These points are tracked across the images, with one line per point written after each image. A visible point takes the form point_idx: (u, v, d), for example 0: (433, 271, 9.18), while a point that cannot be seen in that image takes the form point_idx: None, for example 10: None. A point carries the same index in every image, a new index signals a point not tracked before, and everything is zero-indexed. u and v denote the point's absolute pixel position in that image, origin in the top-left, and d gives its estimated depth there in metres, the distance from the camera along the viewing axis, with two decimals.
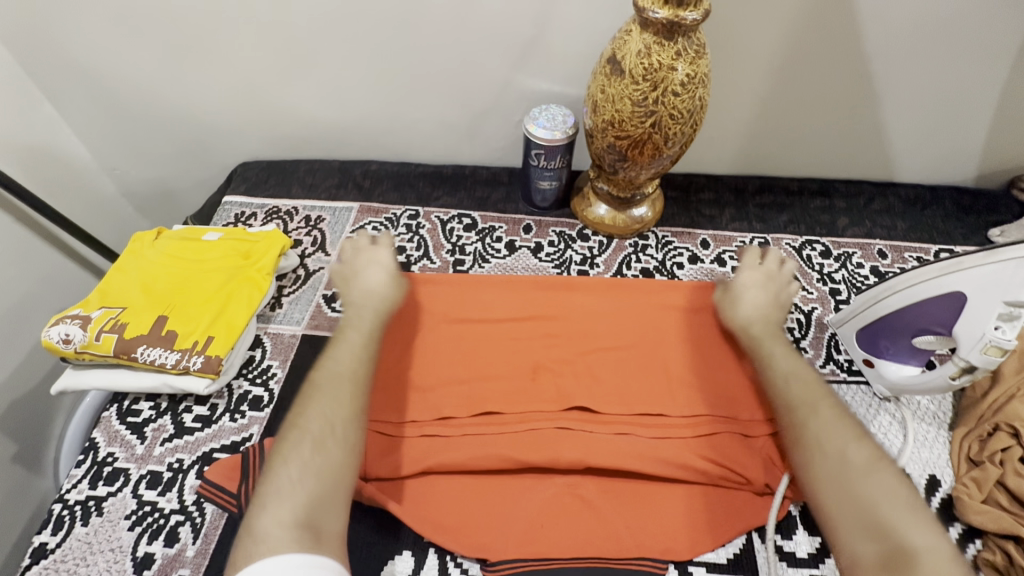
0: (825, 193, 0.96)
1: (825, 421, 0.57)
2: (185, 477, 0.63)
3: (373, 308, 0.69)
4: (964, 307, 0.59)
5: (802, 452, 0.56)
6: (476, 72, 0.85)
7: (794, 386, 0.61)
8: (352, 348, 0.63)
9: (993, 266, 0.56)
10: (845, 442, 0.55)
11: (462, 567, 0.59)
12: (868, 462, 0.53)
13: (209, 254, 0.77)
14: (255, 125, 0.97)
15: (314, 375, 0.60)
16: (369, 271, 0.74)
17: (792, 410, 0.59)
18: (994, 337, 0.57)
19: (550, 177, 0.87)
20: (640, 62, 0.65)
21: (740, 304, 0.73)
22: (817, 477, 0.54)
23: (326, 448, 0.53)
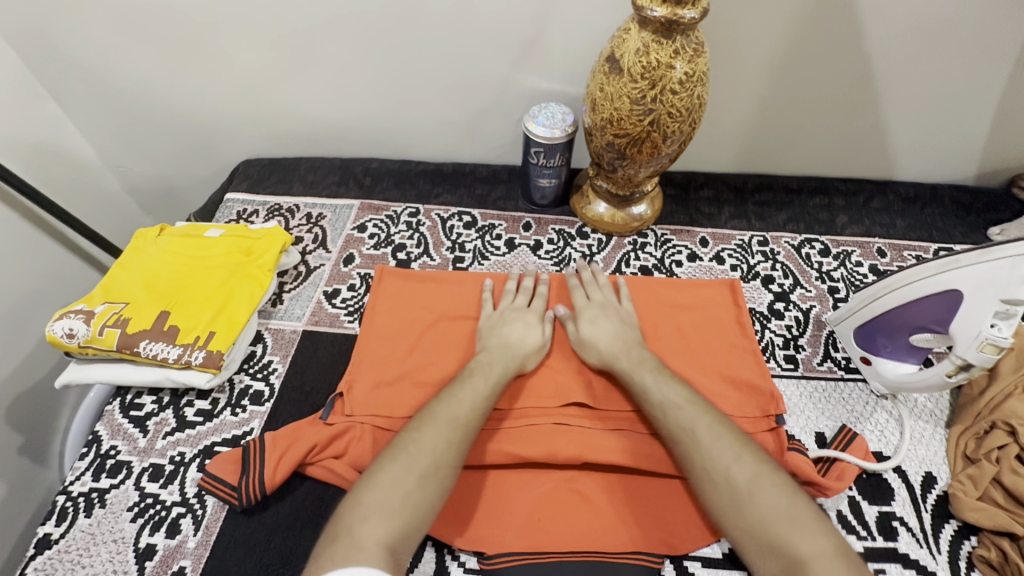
0: (824, 192, 0.97)
1: (709, 441, 0.57)
2: (187, 470, 0.64)
3: (505, 366, 0.66)
4: (959, 306, 0.60)
5: (697, 483, 0.56)
6: (477, 70, 0.86)
7: (672, 410, 0.61)
8: (475, 396, 0.62)
9: (989, 263, 0.56)
10: (727, 463, 0.55)
11: (460, 561, 0.60)
12: (752, 480, 0.53)
13: (210, 251, 0.78)
14: (257, 123, 0.97)
15: (437, 409, 0.60)
16: (517, 324, 0.71)
17: (676, 440, 0.59)
18: (989, 335, 0.57)
19: (550, 175, 0.87)
20: (638, 60, 0.66)
21: (595, 339, 0.70)
22: (716, 507, 0.54)
23: (427, 486, 0.54)
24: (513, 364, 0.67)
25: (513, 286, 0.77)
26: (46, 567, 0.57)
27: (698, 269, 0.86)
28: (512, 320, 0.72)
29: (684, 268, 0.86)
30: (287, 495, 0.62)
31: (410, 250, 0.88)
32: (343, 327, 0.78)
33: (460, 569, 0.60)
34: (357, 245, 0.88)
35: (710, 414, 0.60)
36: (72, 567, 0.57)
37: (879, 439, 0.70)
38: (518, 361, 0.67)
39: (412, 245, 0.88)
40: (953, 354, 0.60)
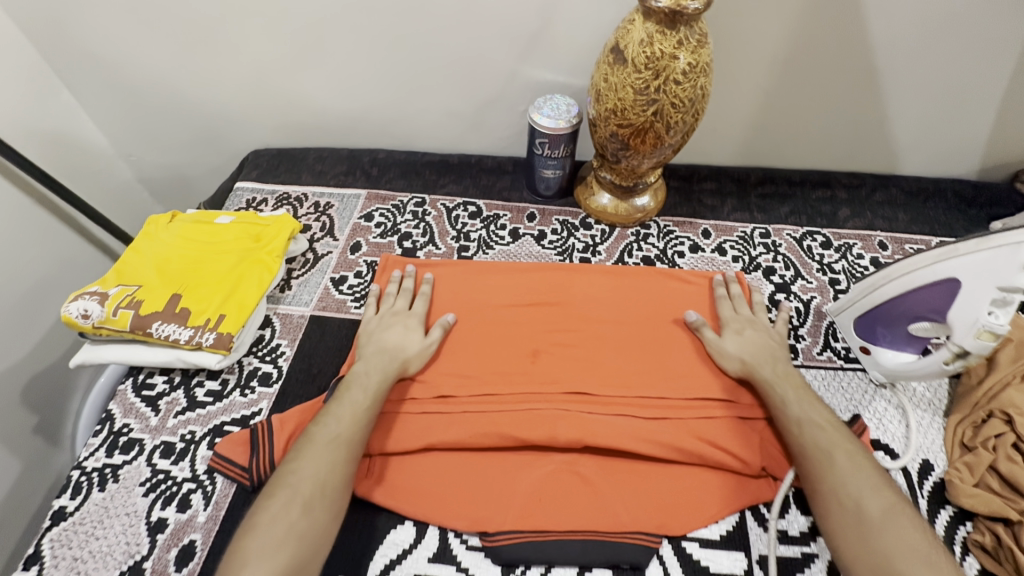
0: (827, 185, 0.97)
1: (845, 468, 0.57)
2: (197, 448, 0.66)
3: (383, 373, 0.67)
4: (957, 294, 0.60)
5: (823, 502, 0.56)
6: (482, 62, 0.87)
7: (809, 429, 0.61)
8: (355, 408, 0.63)
9: (987, 252, 0.57)
10: (863, 493, 0.55)
11: (462, 538, 0.61)
12: (887, 514, 0.53)
13: (221, 237, 0.79)
14: (267, 113, 0.99)
15: (314, 432, 0.60)
16: (397, 328, 0.72)
17: (808, 457, 0.59)
18: (986, 322, 0.58)
19: (554, 166, 0.89)
20: (642, 51, 0.66)
21: (735, 346, 0.71)
22: (837, 529, 0.55)
23: (313, 512, 0.54)
24: (392, 368, 0.68)
25: (392, 290, 0.78)
26: (61, 538, 0.59)
27: (700, 260, 0.87)
28: (390, 325, 0.72)
29: (686, 259, 0.87)
30: None
31: (415, 239, 0.89)
32: (350, 313, 0.79)
33: (462, 546, 0.61)
34: (363, 233, 0.89)
35: (853, 445, 0.59)
36: (87, 539, 0.59)
37: (878, 427, 0.70)
38: (398, 364, 0.68)
39: (418, 234, 0.90)
40: (951, 343, 0.61)
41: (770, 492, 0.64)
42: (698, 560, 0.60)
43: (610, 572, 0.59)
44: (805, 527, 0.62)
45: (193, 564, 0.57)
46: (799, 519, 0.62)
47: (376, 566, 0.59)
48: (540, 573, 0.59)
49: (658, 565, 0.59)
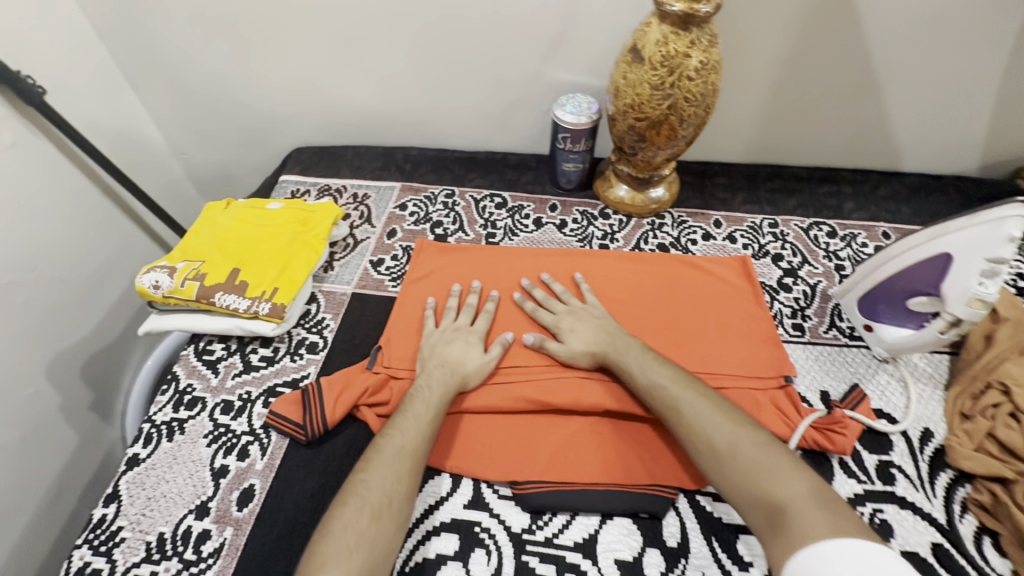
0: (832, 180, 1.03)
1: (692, 411, 0.62)
2: (254, 406, 0.72)
3: (444, 388, 0.68)
4: (951, 267, 0.65)
5: (687, 449, 0.61)
6: (511, 66, 0.95)
7: (656, 391, 0.66)
8: (418, 421, 0.64)
9: (978, 227, 0.62)
10: (710, 430, 0.60)
11: (494, 489, 0.67)
12: (733, 441, 0.59)
13: (272, 220, 0.87)
14: (310, 114, 1.08)
15: (381, 443, 0.61)
16: (458, 343, 0.74)
17: (666, 418, 0.64)
18: (976, 293, 0.63)
19: (575, 160, 0.96)
20: (658, 50, 0.74)
21: (578, 326, 0.75)
22: (707, 470, 0.59)
23: (382, 520, 0.55)
24: (453, 382, 0.69)
25: (454, 305, 0.80)
26: (136, 480, 0.66)
27: (712, 247, 0.93)
28: (452, 340, 0.74)
29: (699, 247, 0.93)
30: (342, 430, 0.70)
31: (446, 227, 0.96)
32: (387, 291, 0.86)
33: (495, 496, 0.66)
34: (398, 221, 0.97)
35: (696, 389, 0.65)
36: (158, 481, 0.66)
37: (881, 398, 0.75)
38: (458, 379, 0.70)
39: (448, 222, 0.97)
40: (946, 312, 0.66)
41: None
42: (711, 512, 0.65)
43: (631, 520, 0.64)
44: None
45: (253, 505, 0.64)
46: None
47: (416, 511, 0.65)
48: (566, 519, 0.64)
49: (675, 516, 0.64)
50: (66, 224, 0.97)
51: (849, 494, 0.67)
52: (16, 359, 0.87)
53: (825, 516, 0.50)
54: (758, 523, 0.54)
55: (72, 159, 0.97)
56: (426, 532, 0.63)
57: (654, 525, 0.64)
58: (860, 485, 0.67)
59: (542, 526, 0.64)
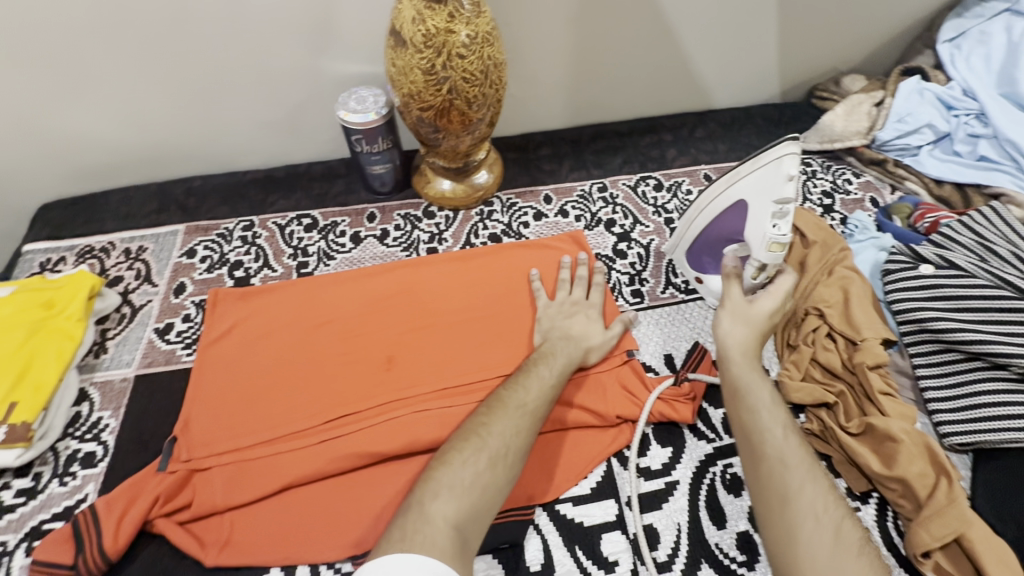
0: (653, 130, 1.02)
1: (822, 487, 0.51)
2: (12, 559, 0.57)
3: (570, 358, 0.66)
4: (748, 209, 0.65)
5: (789, 521, 0.49)
6: (277, 65, 0.81)
7: (789, 441, 0.54)
8: (544, 385, 0.62)
9: (762, 169, 0.62)
10: (840, 517, 0.49)
11: (336, 568, 0.57)
12: (864, 544, 0.47)
13: (2, 312, 0.69)
14: (44, 161, 0.87)
15: (505, 396, 0.60)
16: (578, 318, 0.71)
17: (781, 471, 0.52)
18: (770, 238, 0.64)
19: (381, 160, 0.85)
20: (418, 29, 0.64)
21: (757, 332, 0.62)
22: (801, 557, 0.47)
23: (498, 469, 0.54)
24: (577, 354, 0.67)
25: (565, 276, 0.76)
26: None
27: (545, 226, 0.88)
28: (573, 314, 0.72)
29: (532, 229, 0.88)
30: (136, 555, 0.57)
31: (248, 266, 0.82)
32: (180, 362, 0.72)
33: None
34: (187, 272, 0.81)
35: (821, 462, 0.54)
36: None
37: None
38: (581, 352, 0.68)
39: (250, 260, 0.83)
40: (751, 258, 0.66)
41: (627, 437, 0.67)
42: (572, 518, 0.61)
43: (491, 555, 0.59)
44: (665, 459, 0.66)
45: None
46: (660, 453, 0.66)
47: None
48: None
49: (536, 535, 0.60)
50: None
51: (701, 457, 0.66)
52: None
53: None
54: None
55: None
56: None
57: (516, 553, 0.59)
58: (710, 444, 0.67)
59: None
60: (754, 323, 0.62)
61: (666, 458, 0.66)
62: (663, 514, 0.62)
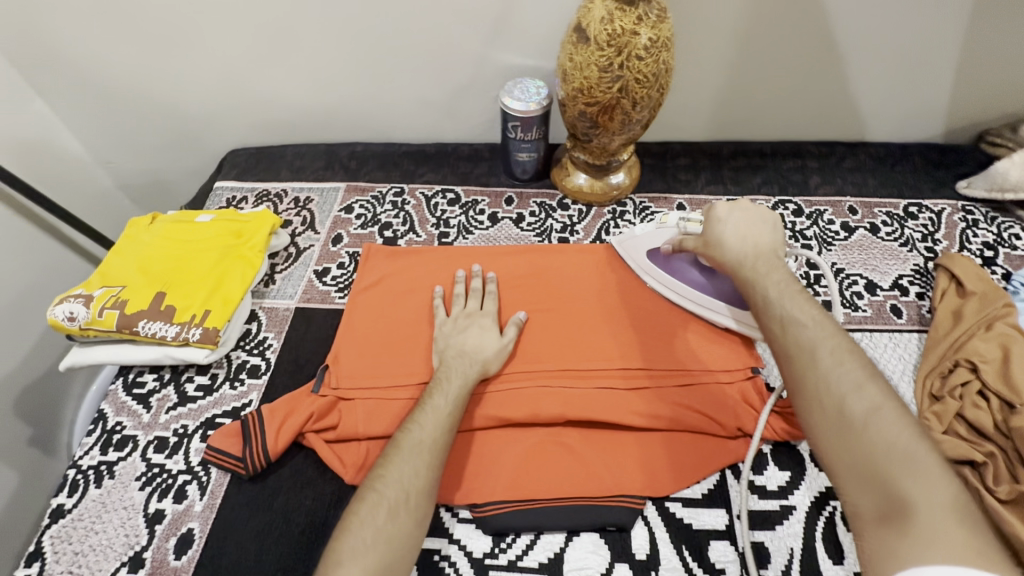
0: (797, 154, 0.99)
1: (830, 363, 0.50)
2: (191, 441, 0.67)
3: (465, 377, 0.65)
4: (656, 248, 0.78)
5: (801, 405, 0.50)
6: (451, 50, 0.88)
7: (792, 328, 0.54)
8: (437, 415, 0.61)
9: (621, 242, 0.83)
10: (845, 391, 0.48)
11: (455, 512, 0.63)
12: (872, 411, 0.46)
13: (203, 234, 0.81)
14: (240, 112, 0.99)
15: (399, 438, 0.59)
16: (472, 330, 0.71)
17: (791, 358, 0.52)
18: (654, 226, 0.80)
19: (529, 149, 0.90)
20: (604, 28, 0.68)
21: (730, 245, 0.66)
22: (817, 432, 0.48)
23: (401, 516, 0.53)
24: (474, 370, 0.66)
25: (462, 291, 0.77)
26: (61, 534, 0.61)
27: None
28: (466, 328, 0.72)
29: None
30: (288, 461, 0.65)
31: (396, 228, 0.90)
32: (334, 303, 0.81)
33: (455, 520, 0.63)
34: (344, 225, 0.90)
35: (842, 340, 0.52)
36: (86, 533, 0.61)
37: None
38: (478, 367, 0.67)
39: (398, 224, 0.91)
40: (675, 237, 0.76)
41: (743, 450, 0.66)
42: (681, 518, 0.62)
43: (598, 535, 0.61)
44: (783, 482, 0.64)
45: (193, 551, 0.59)
46: (777, 475, 0.65)
47: None
48: (530, 540, 0.61)
49: (643, 526, 0.62)
50: None
51: (820, 488, 0.64)
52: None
53: (967, 538, 0.38)
54: (859, 502, 0.43)
55: None
56: None
57: (622, 538, 0.61)
58: None
59: (505, 549, 0.60)
60: (726, 243, 0.67)
61: (783, 481, 0.65)
62: (776, 536, 0.61)
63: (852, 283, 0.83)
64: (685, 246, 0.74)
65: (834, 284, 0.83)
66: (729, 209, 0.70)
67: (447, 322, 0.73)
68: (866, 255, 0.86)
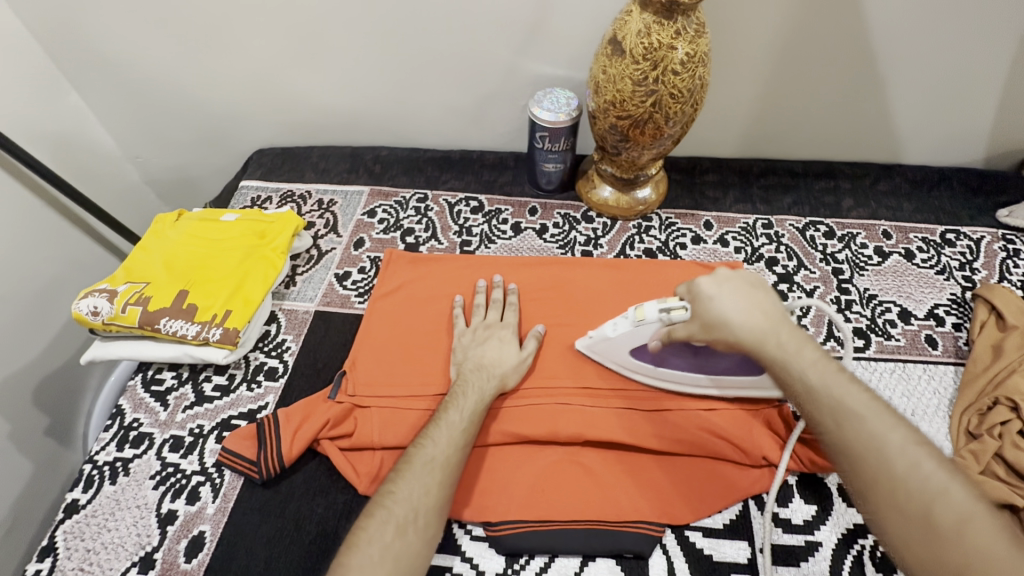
0: (830, 175, 0.97)
1: (901, 464, 0.46)
2: (206, 442, 0.67)
3: (481, 393, 0.64)
4: (638, 346, 0.66)
5: (876, 516, 0.46)
6: (482, 58, 0.87)
7: (846, 422, 0.49)
8: (451, 430, 0.60)
9: (595, 344, 0.69)
10: (927, 498, 0.44)
11: (467, 529, 0.61)
12: (960, 519, 0.42)
13: (227, 233, 0.81)
14: (268, 112, 0.99)
15: (411, 453, 0.58)
16: (491, 342, 0.70)
17: (853, 461, 0.48)
18: (628, 324, 0.65)
19: (555, 159, 0.89)
20: (640, 42, 0.67)
21: (740, 323, 0.57)
22: (903, 548, 0.44)
23: (409, 536, 0.52)
24: (491, 386, 0.65)
25: (482, 301, 0.76)
26: (74, 530, 0.60)
27: (701, 251, 0.87)
28: (485, 339, 0.70)
29: (688, 252, 0.87)
30: (302, 467, 0.65)
31: (418, 235, 0.89)
32: (354, 308, 0.80)
33: (467, 537, 0.61)
34: (366, 230, 0.90)
35: (899, 427, 0.48)
36: (98, 531, 0.60)
37: None
38: (496, 382, 0.66)
39: (421, 230, 0.90)
40: (660, 330, 0.63)
41: (768, 482, 0.64)
42: (701, 548, 0.60)
43: (614, 561, 0.59)
44: (809, 516, 0.62)
45: (203, 555, 0.59)
46: (803, 508, 0.63)
47: None
48: (544, 562, 0.59)
49: (662, 554, 0.60)
50: (5, 242, 0.89)
51: (848, 525, 0.61)
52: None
53: None
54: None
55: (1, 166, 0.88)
56: None
57: (639, 565, 0.59)
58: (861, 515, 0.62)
59: (518, 570, 0.59)
60: (732, 321, 0.57)
61: (809, 515, 0.62)
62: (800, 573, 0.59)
63: (884, 311, 0.80)
64: (675, 337, 0.62)
65: (866, 311, 0.80)
66: (716, 281, 0.60)
67: (468, 333, 0.72)
68: (900, 282, 0.83)
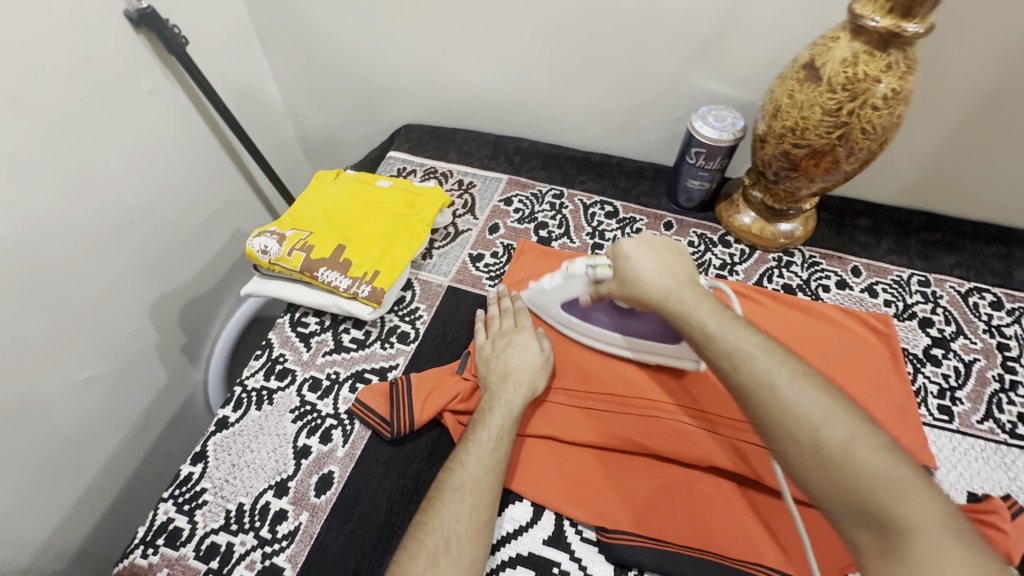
0: (1002, 241, 0.88)
1: (790, 392, 0.45)
2: (341, 389, 0.71)
3: (508, 408, 0.62)
4: (569, 300, 0.72)
5: (773, 445, 0.45)
6: (649, 68, 0.86)
7: (741, 359, 0.49)
8: (481, 454, 0.58)
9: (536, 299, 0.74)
10: (816, 421, 0.43)
11: (580, 531, 0.62)
12: (845, 439, 0.41)
13: (380, 198, 0.85)
14: (425, 91, 1.04)
15: (443, 480, 0.56)
16: (514, 348, 0.69)
17: (747, 392, 0.47)
18: (561, 277, 0.70)
19: (703, 177, 0.86)
20: (842, 71, 0.64)
21: (649, 281, 0.60)
22: (803, 475, 0.42)
23: (441, 566, 0.50)
24: (520, 396, 0.64)
25: (503, 310, 0.75)
26: (223, 444, 0.67)
27: (846, 297, 0.82)
28: (509, 345, 0.69)
29: (831, 295, 0.83)
30: (426, 433, 0.67)
31: (551, 229, 0.90)
32: (485, 290, 0.82)
33: (578, 539, 0.61)
34: (502, 217, 0.92)
35: (797, 363, 0.48)
36: (243, 449, 0.66)
37: None
38: (526, 390, 0.64)
39: (554, 226, 0.91)
40: (588, 286, 0.68)
41: None
42: None
43: None
44: None
45: (331, 493, 0.62)
46: None
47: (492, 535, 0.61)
48: None
49: None
50: (182, 171, 0.98)
51: None
52: (115, 302, 0.89)
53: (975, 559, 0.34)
54: (859, 540, 0.39)
55: (195, 104, 0.97)
56: (501, 562, 0.59)
57: None
58: None
59: None
60: (645, 279, 0.60)
61: None
62: None
63: None
64: (601, 294, 0.67)
65: None
66: (637, 244, 0.63)
67: (508, 333, 0.71)
68: None
